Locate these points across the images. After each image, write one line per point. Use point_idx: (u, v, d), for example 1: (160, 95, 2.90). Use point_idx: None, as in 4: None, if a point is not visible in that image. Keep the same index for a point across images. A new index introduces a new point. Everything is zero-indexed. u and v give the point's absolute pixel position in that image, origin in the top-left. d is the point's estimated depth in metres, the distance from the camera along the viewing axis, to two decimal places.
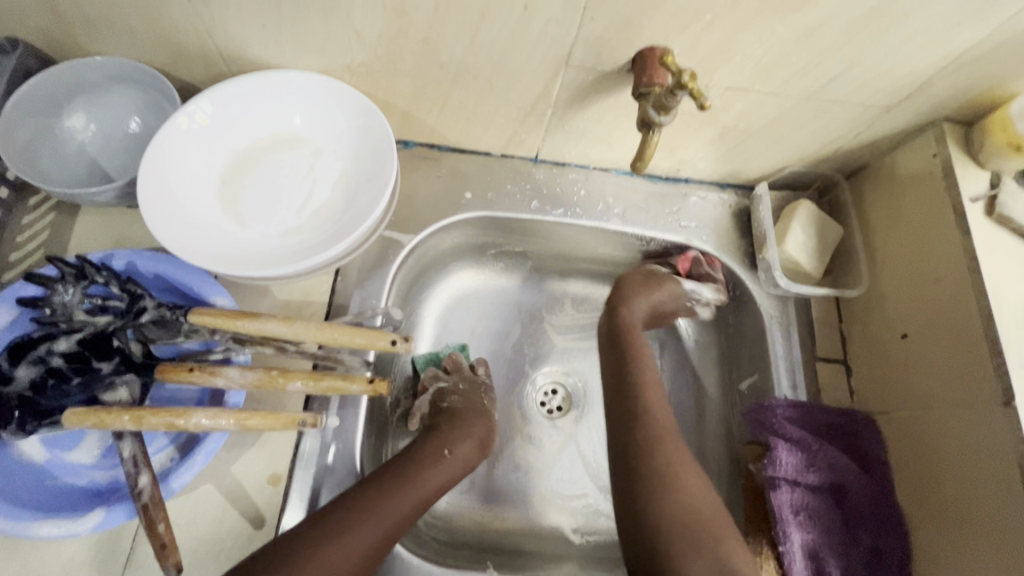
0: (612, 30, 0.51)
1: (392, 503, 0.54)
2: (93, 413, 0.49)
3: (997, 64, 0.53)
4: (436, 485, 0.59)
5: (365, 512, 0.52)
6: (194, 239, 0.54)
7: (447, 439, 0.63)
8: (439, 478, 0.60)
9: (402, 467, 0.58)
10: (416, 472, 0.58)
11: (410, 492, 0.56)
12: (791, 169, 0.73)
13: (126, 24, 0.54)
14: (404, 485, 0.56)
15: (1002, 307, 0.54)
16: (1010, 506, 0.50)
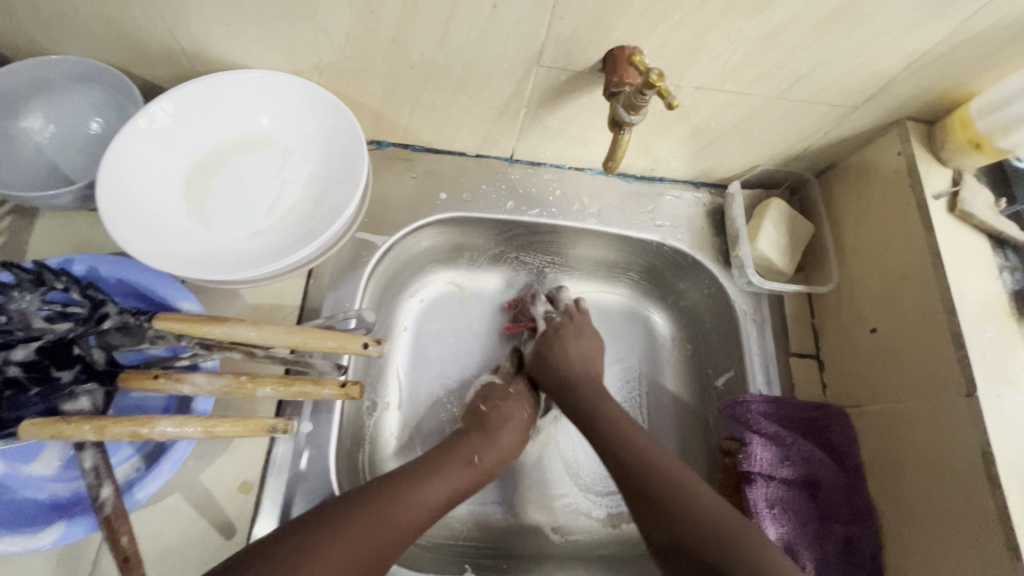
0: (581, 30, 0.51)
1: (408, 503, 0.54)
2: (52, 425, 0.47)
3: (955, 65, 0.55)
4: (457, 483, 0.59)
5: (384, 510, 0.52)
6: (159, 243, 0.53)
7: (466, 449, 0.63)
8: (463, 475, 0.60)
9: (420, 468, 0.58)
10: (431, 475, 0.58)
11: (426, 494, 0.56)
12: (762, 168, 0.74)
13: (84, 22, 0.53)
14: (419, 486, 0.56)
15: (964, 300, 0.56)
16: (974, 494, 0.51)
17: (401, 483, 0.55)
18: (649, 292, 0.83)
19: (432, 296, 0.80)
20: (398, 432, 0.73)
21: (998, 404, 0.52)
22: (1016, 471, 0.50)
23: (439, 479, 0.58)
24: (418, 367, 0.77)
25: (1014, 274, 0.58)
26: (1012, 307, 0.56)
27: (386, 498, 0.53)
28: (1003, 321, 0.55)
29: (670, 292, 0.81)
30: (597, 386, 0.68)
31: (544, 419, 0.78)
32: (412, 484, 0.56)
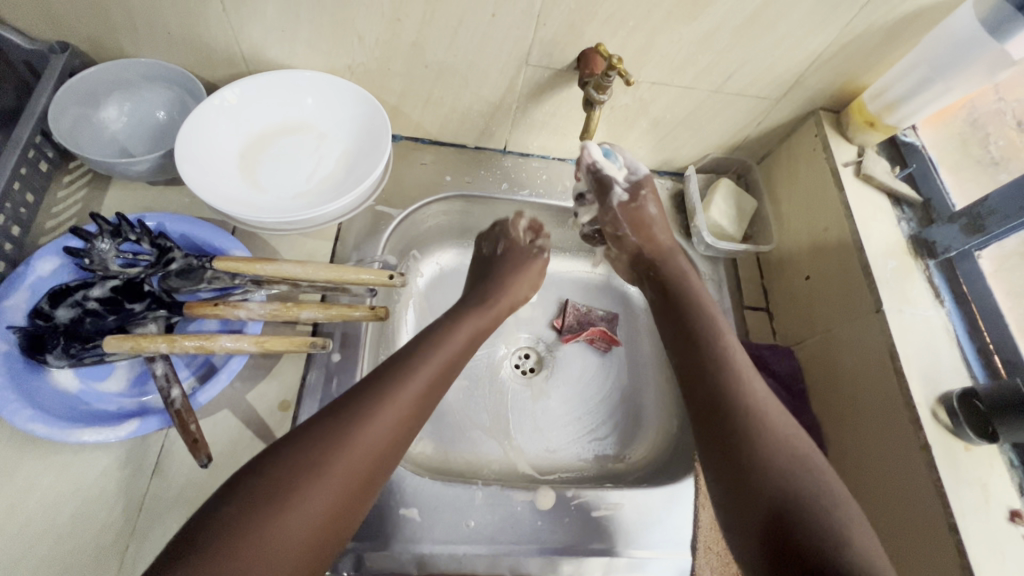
0: (560, 33, 0.66)
1: (378, 423, 0.52)
2: (131, 339, 0.57)
3: (847, 64, 0.71)
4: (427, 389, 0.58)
5: (355, 432, 0.51)
6: (223, 197, 0.65)
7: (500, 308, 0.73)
8: (425, 379, 0.58)
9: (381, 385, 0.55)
10: (377, 402, 0.54)
11: (400, 401, 0.55)
12: (713, 156, 0.89)
13: (166, 29, 0.67)
14: (388, 402, 0.54)
15: (871, 241, 0.70)
16: (887, 390, 0.62)
17: (362, 409, 0.53)
18: None
19: (437, 272, 0.91)
20: None
21: (901, 316, 0.65)
22: (918, 366, 0.61)
23: (389, 405, 0.54)
24: None
25: (910, 223, 0.72)
26: (909, 247, 0.70)
27: (361, 424, 0.52)
28: (903, 256, 0.69)
29: None
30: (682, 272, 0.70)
31: (537, 376, 0.90)
32: (382, 402, 0.54)
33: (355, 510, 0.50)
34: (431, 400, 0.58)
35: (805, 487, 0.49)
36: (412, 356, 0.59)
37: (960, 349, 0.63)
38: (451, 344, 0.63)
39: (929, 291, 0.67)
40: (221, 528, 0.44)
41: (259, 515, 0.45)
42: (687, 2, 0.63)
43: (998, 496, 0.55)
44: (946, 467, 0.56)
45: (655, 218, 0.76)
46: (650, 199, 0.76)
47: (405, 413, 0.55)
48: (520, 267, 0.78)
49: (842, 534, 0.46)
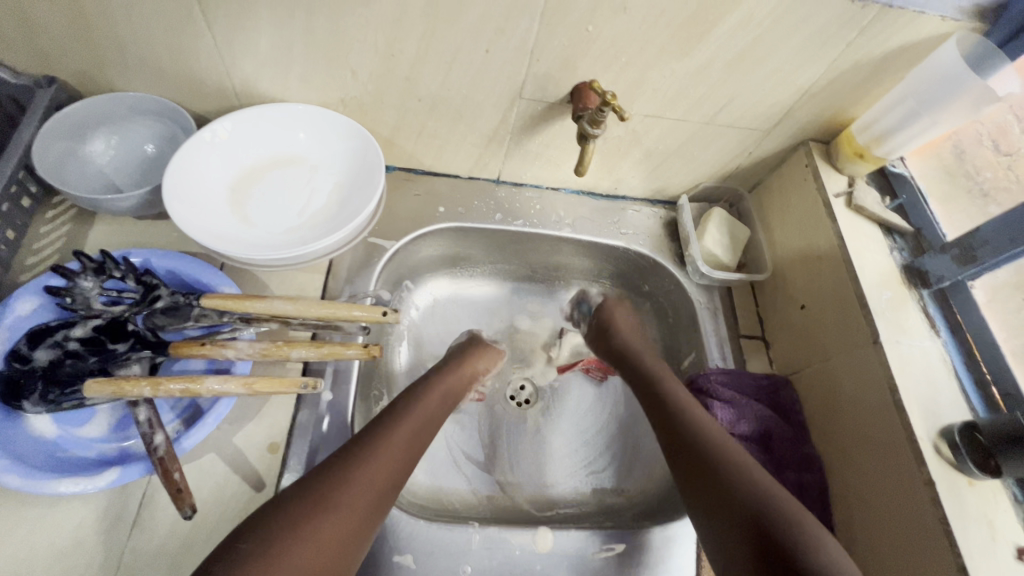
0: (553, 69, 0.67)
1: (363, 478, 0.54)
2: (113, 382, 0.54)
3: (836, 97, 0.72)
4: (409, 442, 0.60)
5: (344, 480, 0.53)
6: (210, 232, 0.63)
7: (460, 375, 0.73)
8: (406, 435, 0.61)
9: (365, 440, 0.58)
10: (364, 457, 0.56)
11: (384, 454, 0.57)
12: (705, 185, 0.90)
13: (157, 64, 0.66)
14: (374, 451, 0.57)
15: (864, 271, 0.70)
16: (887, 423, 0.62)
17: (342, 468, 0.54)
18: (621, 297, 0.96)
19: (431, 301, 0.91)
20: None
21: (899, 348, 0.64)
22: (918, 399, 0.61)
23: (375, 460, 0.56)
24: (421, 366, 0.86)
25: (902, 253, 0.73)
26: (903, 278, 0.70)
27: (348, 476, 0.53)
28: (897, 286, 0.69)
29: (639, 295, 0.94)
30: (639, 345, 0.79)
31: (531, 409, 0.88)
32: (367, 454, 0.56)
33: (346, 562, 0.49)
34: (412, 455, 0.61)
35: (777, 503, 0.54)
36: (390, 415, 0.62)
37: (958, 381, 0.63)
38: (429, 401, 0.67)
39: (924, 322, 0.67)
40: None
41: (252, 565, 0.44)
42: (678, 39, 0.63)
43: (1004, 533, 0.55)
44: (951, 504, 0.55)
45: (625, 327, 0.83)
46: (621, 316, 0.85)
47: (388, 466, 0.57)
48: (478, 347, 0.79)
49: (817, 548, 0.50)
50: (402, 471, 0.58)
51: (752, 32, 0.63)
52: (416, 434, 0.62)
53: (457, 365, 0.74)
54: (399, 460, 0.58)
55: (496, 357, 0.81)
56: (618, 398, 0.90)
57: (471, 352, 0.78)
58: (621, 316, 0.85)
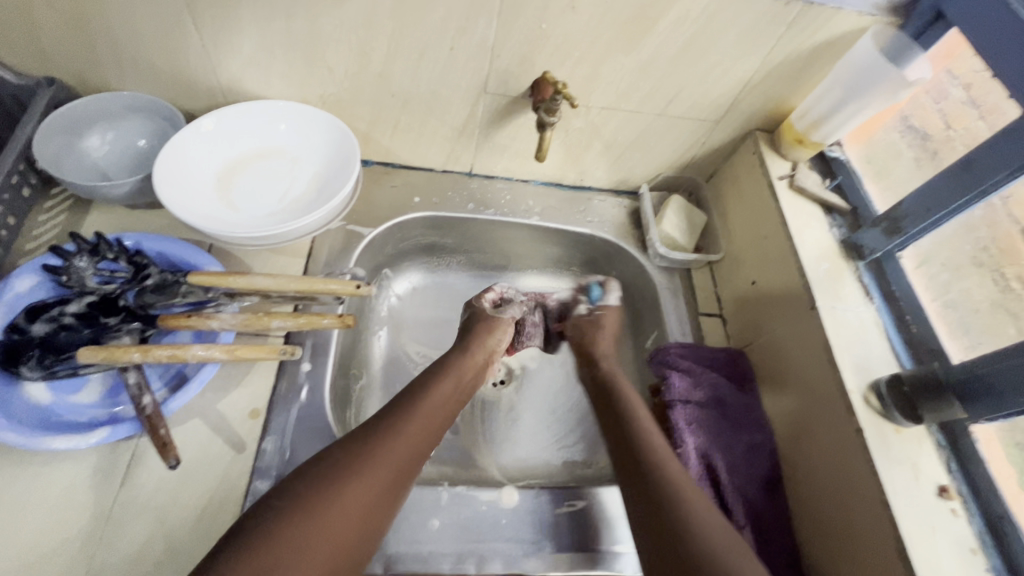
0: (513, 64, 0.73)
1: (391, 453, 0.58)
2: (106, 348, 0.60)
3: (774, 88, 0.79)
4: (420, 439, 0.62)
5: (373, 452, 0.57)
6: (196, 214, 0.68)
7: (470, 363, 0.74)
8: (419, 433, 0.62)
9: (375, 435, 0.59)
10: (393, 434, 0.60)
11: (395, 451, 0.59)
12: (664, 175, 0.96)
13: (149, 64, 0.72)
14: (402, 428, 0.61)
15: (804, 246, 0.76)
16: (824, 380, 0.67)
17: (372, 442, 0.59)
18: (590, 281, 1.01)
19: (410, 288, 0.96)
20: (383, 395, 0.86)
21: (834, 312, 0.70)
22: (850, 357, 0.66)
23: (405, 435, 0.60)
24: (397, 351, 0.91)
25: (841, 229, 0.79)
26: (841, 251, 0.76)
27: (358, 471, 0.55)
28: (834, 259, 0.75)
29: None
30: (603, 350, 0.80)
31: (506, 388, 0.93)
32: (385, 441, 0.59)
33: (376, 525, 0.54)
34: (423, 452, 0.62)
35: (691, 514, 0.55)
36: (410, 399, 0.65)
37: (889, 342, 0.69)
38: (439, 393, 0.68)
39: (859, 290, 0.73)
40: (245, 534, 0.49)
41: (282, 527, 0.49)
42: (624, 36, 0.70)
43: (927, 474, 0.60)
44: (878, 449, 0.60)
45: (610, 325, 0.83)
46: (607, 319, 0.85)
47: (399, 462, 0.58)
48: (485, 332, 0.79)
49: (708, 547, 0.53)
50: (418, 459, 0.61)
51: (690, 28, 0.69)
52: (427, 434, 0.63)
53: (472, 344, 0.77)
54: (410, 458, 0.60)
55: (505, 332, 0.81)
56: None
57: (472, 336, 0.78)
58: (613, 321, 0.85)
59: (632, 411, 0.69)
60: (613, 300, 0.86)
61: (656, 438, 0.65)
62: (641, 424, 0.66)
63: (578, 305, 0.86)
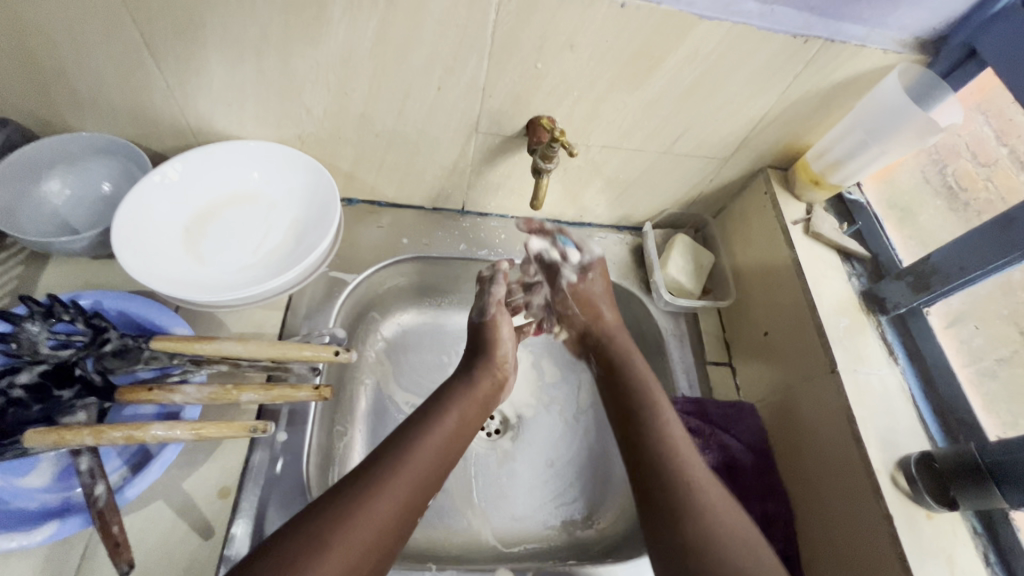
0: (506, 103, 0.67)
1: (370, 514, 0.52)
2: (55, 432, 0.52)
3: (789, 126, 0.73)
4: (405, 499, 0.56)
5: (347, 517, 0.51)
6: (159, 273, 0.63)
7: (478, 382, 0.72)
8: (402, 493, 0.56)
9: (351, 501, 0.53)
10: (373, 491, 0.54)
11: (371, 517, 0.52)
12: (669, 212, 0.90)
13: (109, 104, 0.66)
14: (383, 483, 0.55)
15: (822, 299, 0.70)
16: (846, 454, 0.61)
17: (348, 504, 0.52)
18: None
19: (399, 330, 0.90)
20: (367, 451, 0.79)
21: (856, 376, 0.64)
22: (875, 429, 0.61)
23: (386, 492, 0.55)
24: (384, 400, 0.84)
25: (861, 279, 0.73)
26: (861, 304, 0.71)
27: (328, 545, 0.49)
28: (855, 313, 0.69)
29: None
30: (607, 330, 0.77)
31: (502, 439, 0.87)
32: (364, 501, 0.53)
33: None
34: (421, 496, 0.58)
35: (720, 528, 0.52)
36: (397, 446, 0.59)
37: (916, 410, 0.63)
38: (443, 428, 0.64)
39: (882, 349, 0.67)
40: None
41: None
42: (627, 75, 0.64)
43: (963, 568, 0.54)
44: (908, 538, 0.55)
45: (606, 299, 0.80)
46: (598, 281, 0.81)
47: (376, 532, 0.52)
48: (484, 367, 0.74)
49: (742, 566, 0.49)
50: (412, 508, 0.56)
51: (700, 65, 0.63)
52: (415, 493, 0.57)
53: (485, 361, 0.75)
54: (391, 524, 0.54)
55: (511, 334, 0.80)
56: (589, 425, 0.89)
57: (476, 363, 0.74)
58: (604, 281, 0.81)
59: (643, 405, 0.65)
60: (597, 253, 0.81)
61: (678, 439, 0.61)
62: (666, 436, 0.61)
63: (563, 275, 0.80)
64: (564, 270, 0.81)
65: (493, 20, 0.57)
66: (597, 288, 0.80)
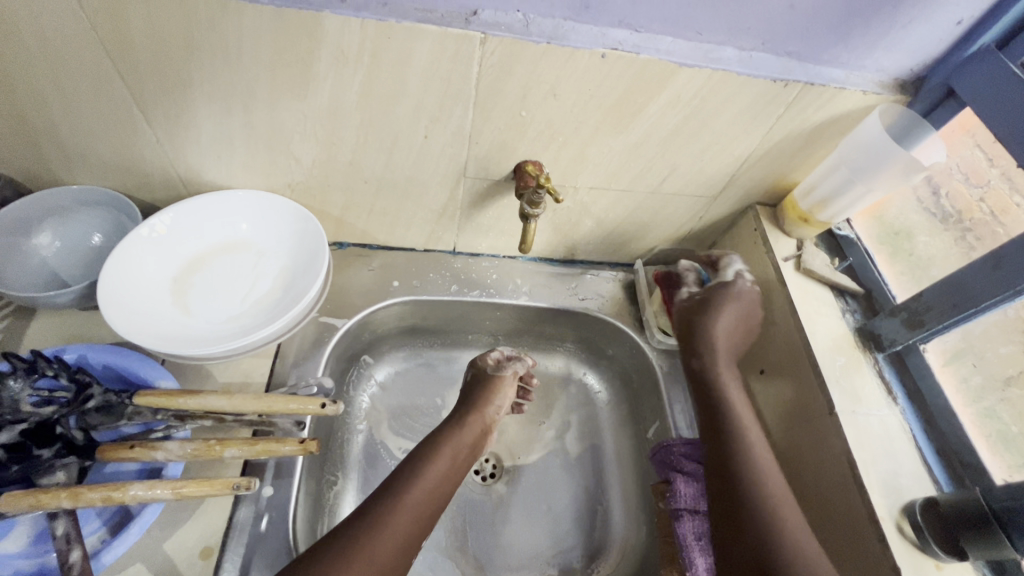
0: (493, 150, 0.68)
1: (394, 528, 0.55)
2: (30, 494, 0.51)
3: (774, 164, 0.74)
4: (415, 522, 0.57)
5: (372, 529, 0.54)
6: (144, 326, 0.62)
7: (468, 426, 0.69)
8: (411, 515, 0.57)
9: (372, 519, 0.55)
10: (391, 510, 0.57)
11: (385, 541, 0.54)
12: (660, 248, 0.90)
13: (101, 158, 0.67)
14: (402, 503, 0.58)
15: (816, 336, 0.69)
16: (848, 498, 0.59)
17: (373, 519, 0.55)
18: (584, 357, 0.95)
19: (391, 373, 0.89)
20: (358, 500, 0.77)
21: (855, 418, 0.63)
22: (876, 474, 0.59)
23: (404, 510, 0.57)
24: (375, 447, 0.82)
25: (855, 315, 0.73)
26: (857, 341, 0.70)
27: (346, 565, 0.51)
28: (851, 351, 0.69)
29: (602, 357, 0.93)
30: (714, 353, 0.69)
31: (497, 483, 0.85)
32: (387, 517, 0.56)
33: None
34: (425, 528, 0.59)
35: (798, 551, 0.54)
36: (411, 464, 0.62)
37: (919, 451, 0.62)
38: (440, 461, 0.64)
39: (880, 388, 0.66)
40: None
41: None
42: (611, 120, 0.65)
43: None
44: None
45: (722, 336, 0.70)
46: (738, 312, 0.70)
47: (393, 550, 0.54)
48: (475, 408, 0.72)
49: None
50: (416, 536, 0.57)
51: (683, 109, 0.64)
52: (411, 534, 0.56)
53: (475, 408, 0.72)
54: (402, 547, 0.55)
55: (506, 393, 0.76)
56: (588, 466, 0.87)
57: (467, 406, 0.72)
58: (726, 321, 0.70)
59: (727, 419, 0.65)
60: (731, 276, 0.72)
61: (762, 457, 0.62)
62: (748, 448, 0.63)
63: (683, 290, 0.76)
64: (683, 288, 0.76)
65: (477, 73, 0.58)
66: (729, 314, 0.70)
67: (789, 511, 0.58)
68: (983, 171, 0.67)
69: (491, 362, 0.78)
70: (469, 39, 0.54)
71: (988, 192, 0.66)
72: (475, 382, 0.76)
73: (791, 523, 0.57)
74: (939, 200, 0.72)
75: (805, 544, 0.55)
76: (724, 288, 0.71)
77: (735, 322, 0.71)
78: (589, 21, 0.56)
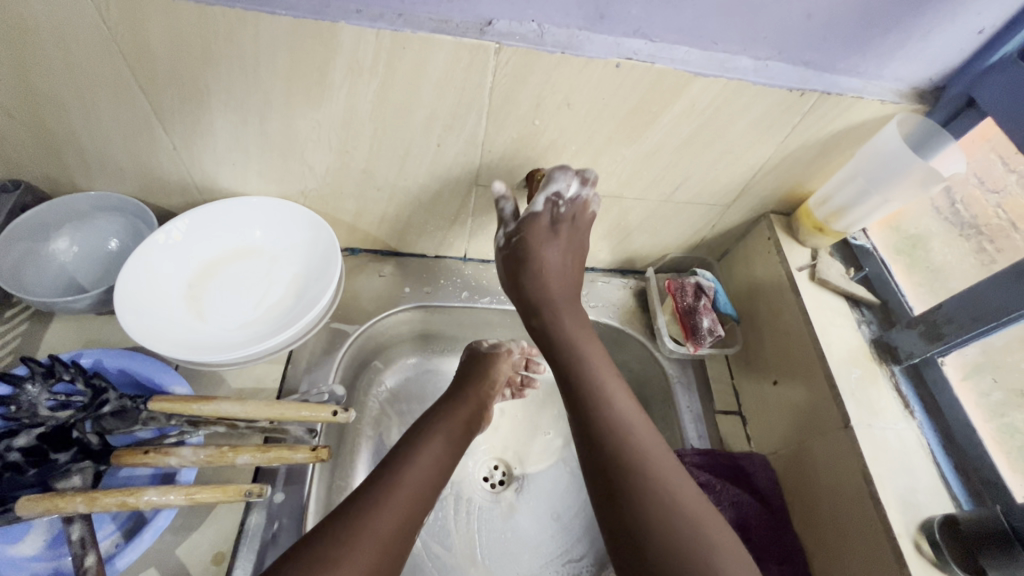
0: (505, 158, 0.68)
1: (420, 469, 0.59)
2: (46, 498, 0.51)
3: (789, 173, 0.73)
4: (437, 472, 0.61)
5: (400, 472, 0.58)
6: (159, 331, 0.63)
7: (469, 401, 0.71)
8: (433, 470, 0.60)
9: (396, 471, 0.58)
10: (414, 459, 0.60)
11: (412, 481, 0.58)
12: (671, 255, 0.90)
13: (119, 165, 0.68)
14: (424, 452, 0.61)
15: (831, 348, 0.68)
16: (863, 513, 0.59)
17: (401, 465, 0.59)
18: None
19: (401, 379, 0.89)
20: None
21: (871, 432, 0.62)
22: (893, 490, 0.58)
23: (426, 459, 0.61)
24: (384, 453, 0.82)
25: (870, 326, 0.72)
26: (873, 353, 0.69)
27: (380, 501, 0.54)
28: (867, 364, 0.68)
29: None
30: (545, 292, 0.67)
31: (506, 490, 0.85)
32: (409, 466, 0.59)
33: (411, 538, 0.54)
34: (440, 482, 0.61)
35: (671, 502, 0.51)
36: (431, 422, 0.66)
37: (936, 466, 0.61)
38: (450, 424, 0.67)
39: (897, 401, 0.65)
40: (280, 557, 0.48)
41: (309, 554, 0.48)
42: (625, 129, 0.65)
43: None
44: None
45: (550, 268, 0.67)
46: (565, 230, 0.67)
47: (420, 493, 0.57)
48: (473, 385, 0.74)
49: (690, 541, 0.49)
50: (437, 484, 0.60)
51: (697, 119, 0.64)
52: (412, 509, 0.56)
53: (473, 385, 0.74)
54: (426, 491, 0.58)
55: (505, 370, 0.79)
56: None
57: (467, 384, 0.74)
58: (553, 254, 0.67)
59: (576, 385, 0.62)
60: (540, 206, 0.66)
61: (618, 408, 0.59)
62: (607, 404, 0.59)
63: (703, 301, 0.79)
64: (702, 300, 0.79)
65: (490, 82, 0.58)
66: (553, 244, 0.67)
67: (659, 458, 0.55)
68: (1000, 176, 0.66)
69: (483, 344, 0.80)
70: (484, 49, 0.54)
71: (1006, 198, 0.66)
72: (470, 361, 0.78)
73: (662, 471, 0.54)
74: (955, 206, 0.71)
75: (671, 492, 0.52)
76: (530, 220, 0.66)
77: (551, 245, 0.67)
78: (604, 30, 0.56)
